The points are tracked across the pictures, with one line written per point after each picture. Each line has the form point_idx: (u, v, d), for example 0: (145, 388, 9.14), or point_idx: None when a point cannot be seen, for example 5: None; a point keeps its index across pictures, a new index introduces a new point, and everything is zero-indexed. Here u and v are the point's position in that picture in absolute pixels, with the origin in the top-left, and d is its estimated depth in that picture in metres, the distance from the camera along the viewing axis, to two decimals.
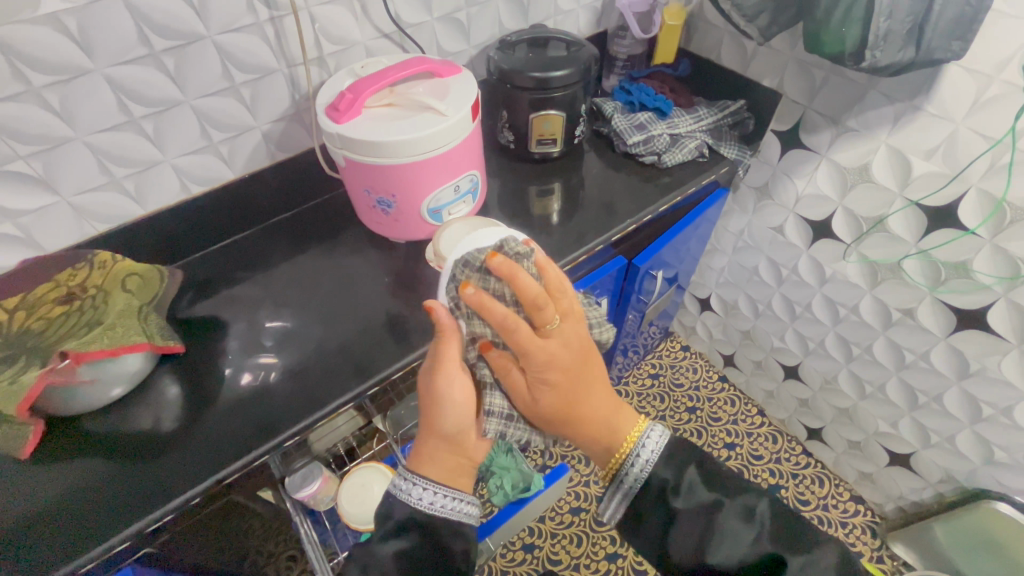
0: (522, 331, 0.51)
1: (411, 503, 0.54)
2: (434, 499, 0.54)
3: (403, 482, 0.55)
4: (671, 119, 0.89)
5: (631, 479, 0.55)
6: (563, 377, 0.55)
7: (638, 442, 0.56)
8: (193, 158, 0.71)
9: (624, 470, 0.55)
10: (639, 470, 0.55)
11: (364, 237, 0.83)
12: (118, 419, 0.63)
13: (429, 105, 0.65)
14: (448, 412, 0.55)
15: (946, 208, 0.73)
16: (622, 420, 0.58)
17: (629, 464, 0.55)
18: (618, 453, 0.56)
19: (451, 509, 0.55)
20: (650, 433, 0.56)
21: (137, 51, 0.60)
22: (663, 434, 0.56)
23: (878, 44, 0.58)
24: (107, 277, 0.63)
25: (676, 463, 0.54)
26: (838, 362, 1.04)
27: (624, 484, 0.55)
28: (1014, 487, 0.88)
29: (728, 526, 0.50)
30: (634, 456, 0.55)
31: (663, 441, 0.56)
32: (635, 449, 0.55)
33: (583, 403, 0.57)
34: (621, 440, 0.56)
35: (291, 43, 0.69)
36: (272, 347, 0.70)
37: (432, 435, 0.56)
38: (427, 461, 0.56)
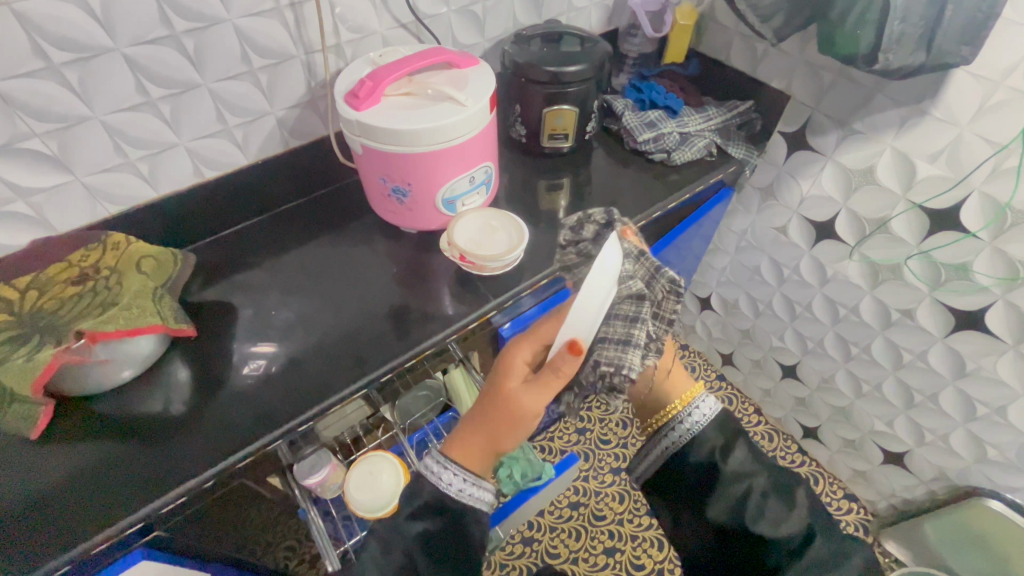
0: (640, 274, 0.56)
1: (435, 482, 0.57)
2: (461, 486, 0.57)
3: (434, 463, 0.58)
4: (681, 118, 0.90)
5: (678, 433, 0.58)
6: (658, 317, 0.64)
7: (689, 405, 0.58)
8: (208, 142, 0.70)
9: (670, 426, 0.58)
10: (684, 430, 0.57)
11: (375, 227, 0.83)
12: (127, 401, 0.63)
13: (448, 95, 0.65)
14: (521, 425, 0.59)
15: (949, 210, 0.75)
16: (679, 382, 0.61)
17: (675, 422, 0.58)
18: (669, 409, 0.59)
19: (470, 497, 0.57)
20: (700, 402, 0.58)
21: (158, 32, 0.59)
22: (713, 406, 0.58)
23: (891, 47, 0.59)
24: (121, 258, 0.62)
25: (724, 432, 0.57)
26: (836, 361, 1.06)
27: (667, 439, 0.58)
28: (1006, 485, 0.90)
29: (767, 503, 0.53)
30: (684, 415, 0.58)
31: (713, 412, 0.58)
32: (686, 410, 0.58)
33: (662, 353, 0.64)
34: (674, 400, 0.60)
35: (309, 30, 0.69)
36: (282, 333, 0.70)
37: (483, 432, 0.59)
38: (463, 447, 0.60)
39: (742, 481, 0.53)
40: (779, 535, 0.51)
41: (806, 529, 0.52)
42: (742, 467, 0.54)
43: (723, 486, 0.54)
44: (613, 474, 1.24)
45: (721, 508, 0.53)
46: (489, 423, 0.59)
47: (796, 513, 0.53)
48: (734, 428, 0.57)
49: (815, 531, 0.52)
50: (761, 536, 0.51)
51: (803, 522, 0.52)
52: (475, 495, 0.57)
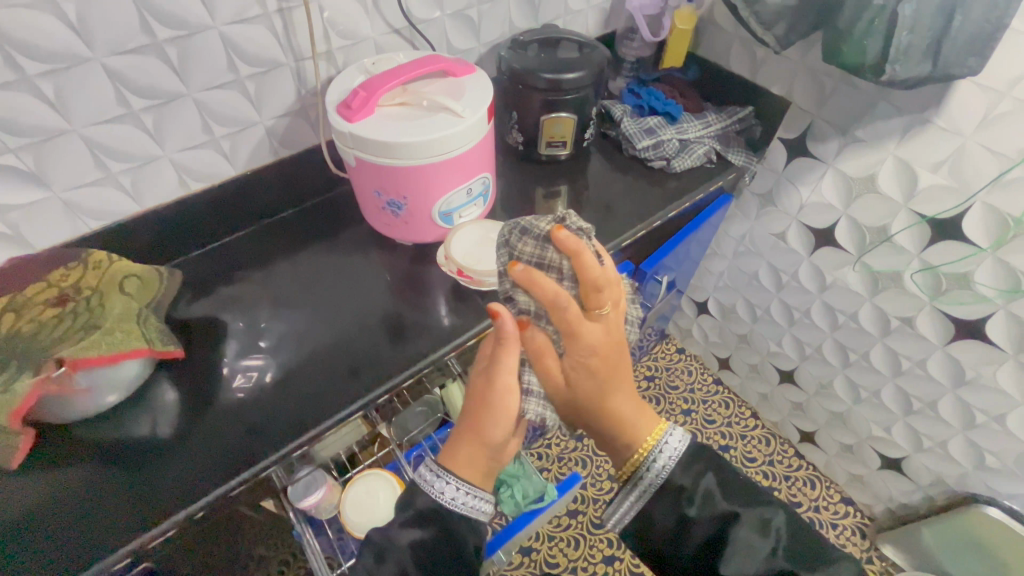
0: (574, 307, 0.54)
1: (429, 491, 0.55)
2: (456, 495, 0.54)
3: (429, 474, 0.56)
4: (681, 124, 0.88)
5: (649, 476, 0.56)
6: (603, 361, 0.56)
7: (660, 441, 0.57)
8: (193, 154, 0.67)
9: (642, 470, 0.56)
10: (658, 470, 0.56)
11: (368, 238, 0.81)
12: (113, 426, 0.60)
13: (444, 106, 0.63)
14: (494, 420, 0.55)
15: (951, 220, 0.74)
16: (646, 420, 0.59)
17: (648, 464, 0.56)
18: (639, 450, 0.57)
19: (471, 509, 0.55)
20: (669, 436, 0.57)
21: (138, 40, 0.56)
22: (682, 436, 0.57)
23: (898, 58, 0.58)
24: (104, 278, 0.60)
25: (691, 472, 0.55)
26: (834, 367, 1.06)
27: (641, 484, 0.56)
28: (1003, 492, 0.90)
29: (740, 537, 0.50)
30: (654, 454, 0.56)
31: (683, 444, 0.57)
32: (656, 447, 0.56)
33: (615, 397, 0.58)
34: (643, 439, 0.58)
35: (299, 36, 0.66)
36: (273, 351, 0.68)
37: (474, 437, 0.55)
38: (459, 456, 0.56)
39: (714, 522, 0.52)
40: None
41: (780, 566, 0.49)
42: (712, 508, 0.53)
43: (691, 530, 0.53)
44: (611, 481, 1.24)
45: (690, 555, 0.52)
46: (472, 422, 0.56)
47: (769, 542, 0.50)
48: (709, 465, 0.56)
49: (792, 567, 0.48)
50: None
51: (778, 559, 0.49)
52: (477, 504, 0.56)
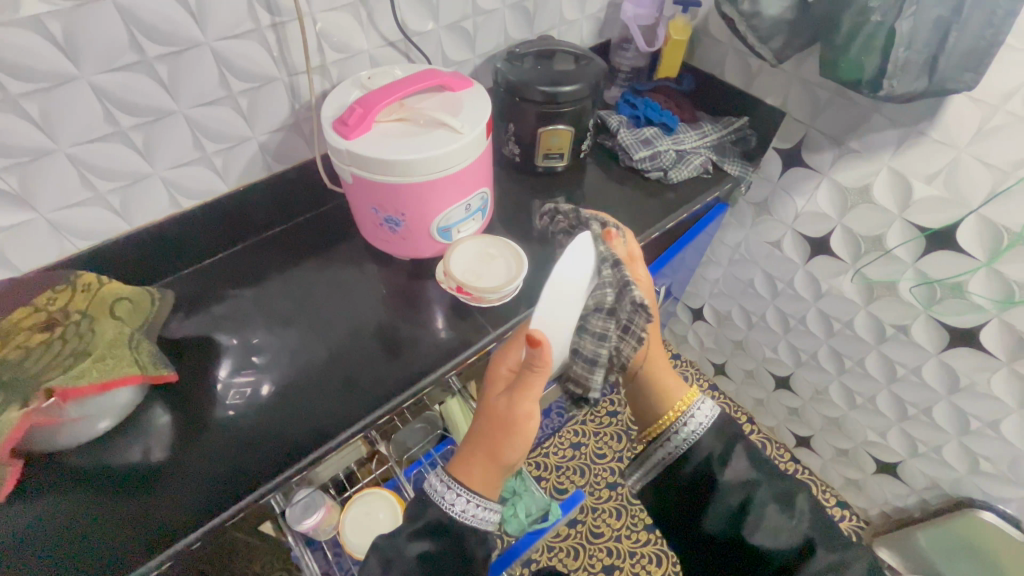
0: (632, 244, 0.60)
1: (440, 501, 0.53)
2: (467, 508, 0.53)
3: (440, 484, 0.54)
4: (677, 135, 0.88)
5: (680, 440, 0.55)
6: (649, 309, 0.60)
7: (690, 408, 0.56)
8: (184, 171, 0.66)
9: (672, 432, 0.56)
10: (684, 437, 0.55)
11: (364, 252, 0.79)
12: (103, 454, 0.59)
13: (442, 122, 0.62)
14: (511, 435, 0.54)
15: (945, 230, 0.75)
16: (677, 384, 0.59)
17: (675, 429, 0.55)
18: (671, 413, 0.56)
19: (481, 520, 0.54)
20: (700, 406, 0.56)
21: (127, 58, 0.55)
22: (712, 409, 0.56)
23: (896, 74, 0.58)
24: (93, 301, 0.58)
25: (723, 438, 0.55)
26: (829, 373, 1.07)
27: (670, 444, 0.56)
28: (997, 495, 0.92)
29: (766, 512, 0.51)
30: (683, 420, 0.55)
31: (712, 414, 0.56)
32: (688, 413, 0.56)
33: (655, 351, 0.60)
34: (674, 402, 0.57)
35: (292, 50, 0.65)
36: (269, 371, 0.66)
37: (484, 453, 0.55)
38: (469, 467, 0.55)
39: (744, 492, 0.52)
40: (776, 549, 0.50)
41: (806, 536, 0.50)
42: (743, 475, 0.53)
43: (721, 495, 0.53)
44: (610, 490, 1.23)
45: (717, 520, 0.53)
46: (489, 438, 0.55)
47: (797, 521, 0.51)
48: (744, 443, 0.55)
49: (815, 538, 0.50)
50: (760, 546, 0.50)
51: (804, 532, 0.50)
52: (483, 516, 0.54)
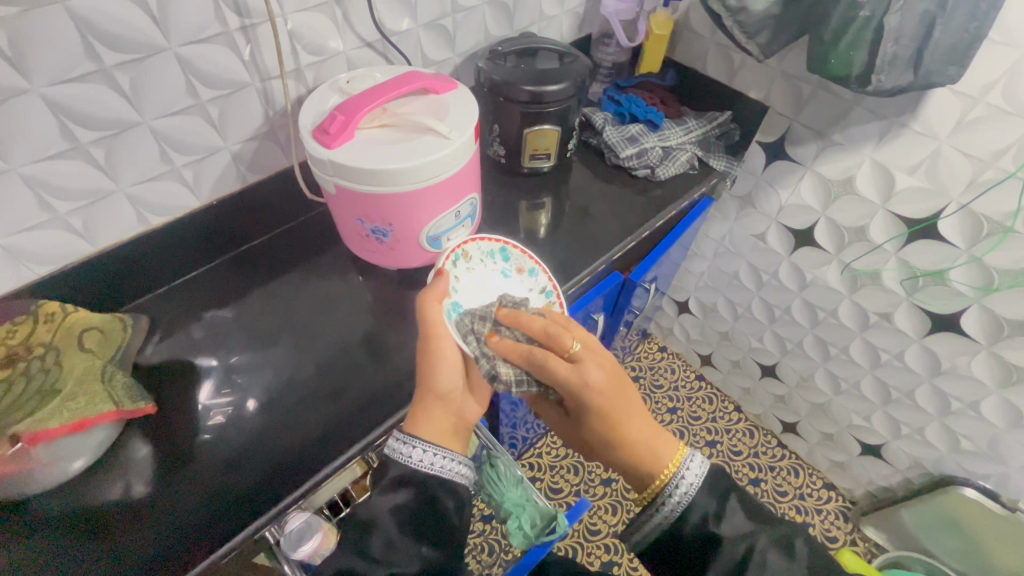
0: (552, 362, 0.52)
1: (407, 463, 0.53)
2: (424, 458, 0.53)
3: (399, 445, 0.53)
4: (663, 131, 0.87)
5: (669, 507, 0.51)
6: (612, 409, 0.53)
7: (679, 468, 0.53)
8: (151, 185, 0.62)
9: (660, 497, 0.52)
10: (674, 502, 0.51)
11: (349, 263, 0.76)
12: (79, 494, 0.55)
13: (429, 127, 0.60)
14: (442, 370, 0.54)
15: (926, 219, 0.76)
16: (665, 443, 0.55)
17: (667, 493, 0.51)
18: (659, 476, 0.53)
19: (440, 468, 0.53)
20: (690, 463, 0.53)
21: (83, 67, 0.51)
22: (703, 464, 0.53)
23: (883, 68, 0.59)
24: (58, 331, 0.55)
25: (715, 494, 0.51)
26: (815, 361, 1.09)
27: (660, 510, 0.52)
28: (977, 472, 0.95)
29: (768, 559, 0.47)
30: (671, 486, 0.52)
31: (704, 472, 0.52)
32: (676, 475, 0.52)
33: (624, 428, 0.55)
34: (663, 465, 0.53)
35: (264, 54, 0.61)
36: (254, 394, 0.63)
37: (427, 392, 0.54)
38: (422, 414, 0.54)
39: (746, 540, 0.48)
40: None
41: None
42: (740, 525, 0.49)
43: (722, 549, 0.48)
44: (604, 486, 1.23)
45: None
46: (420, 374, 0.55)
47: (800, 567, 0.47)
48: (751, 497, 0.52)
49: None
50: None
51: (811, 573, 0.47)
52: (455, 467, 0.54)
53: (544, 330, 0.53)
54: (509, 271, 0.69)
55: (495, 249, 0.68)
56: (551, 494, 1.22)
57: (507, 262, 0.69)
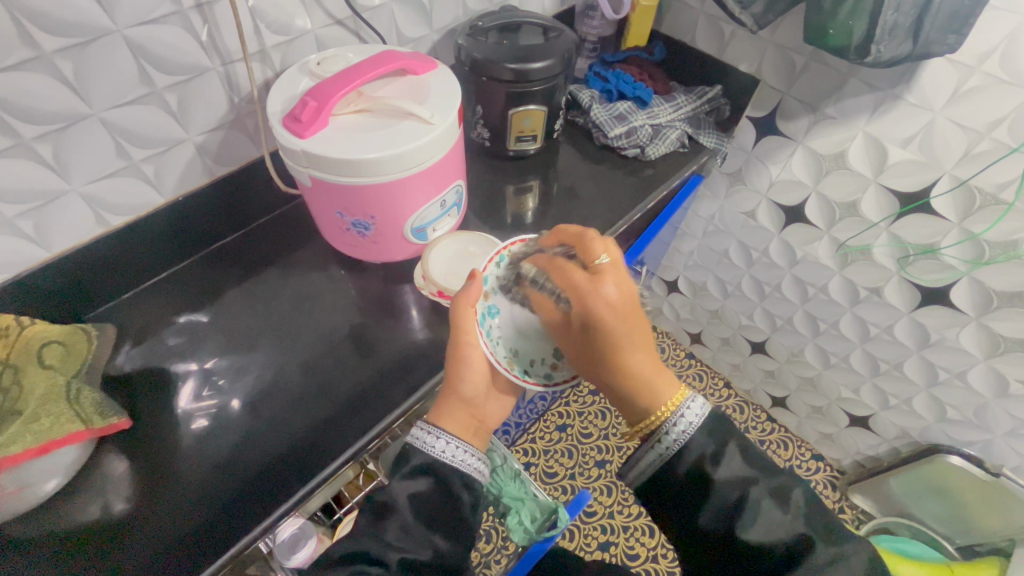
0: (570, 270, 0.53)
1: (429, 453, 0.51)
2: (449, 449, 0.51)
3: (423, 434, 0.52)
4: (652, 108, 0.84)
5: (663, 443, 0.49)
6: (617, 328, 0.51)
7: (679, 408, 0.49)
8: (108, 183, 0.57)
9: (657, 433, 0.49)
10: (669, 441, 0.48)
11: (329, 256, 0.72)
12: (54, 517, 0.51)
13: (409, 111, 0.56)
14: (468, 376, 0.53)
15: (919, 192, 0.75)
16: (664, 386, 0.52)
17: (663, 431, 0.49)
18: (656, 414, 0.50)
19: (462, 463, 0.51)
20: (690, 404, 0.49)
21: (19, 54, 0.46)
22: (705, 405, 0.49)
23: (883, 38, 0.56)
24: (16, 348, 0.52)
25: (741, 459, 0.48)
26: (805, 337, 1.09)
27: (655, 445, 0.49)
28: (962, 439, 0.97)
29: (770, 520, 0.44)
30: (668, 424, 0.49)
31: (704, 415, 0.49)
32: (673, 415, 0.49)
33: (630, 353, 0.52)
34: (661, 403, 0.50)
35: (224, 35, 0.56)
36: (234, 401, 0.59)
37: (451, 394, 0.54)
38: (446, 413, 0.53)
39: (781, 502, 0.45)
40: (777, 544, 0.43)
41: (802, 533, 0.43)
42: (737, 470, 0.46)
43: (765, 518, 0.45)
44: (599, 468, 1.24)
45: (710, 520, 0.46)
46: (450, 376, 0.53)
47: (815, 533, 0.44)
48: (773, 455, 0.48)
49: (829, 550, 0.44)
50: (755, 544, 0.44)
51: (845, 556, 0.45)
52: (476, 464, 0.52)
53: (579, 240, 0.55)
54: None
55: None
56: (547, 478, 1.22)
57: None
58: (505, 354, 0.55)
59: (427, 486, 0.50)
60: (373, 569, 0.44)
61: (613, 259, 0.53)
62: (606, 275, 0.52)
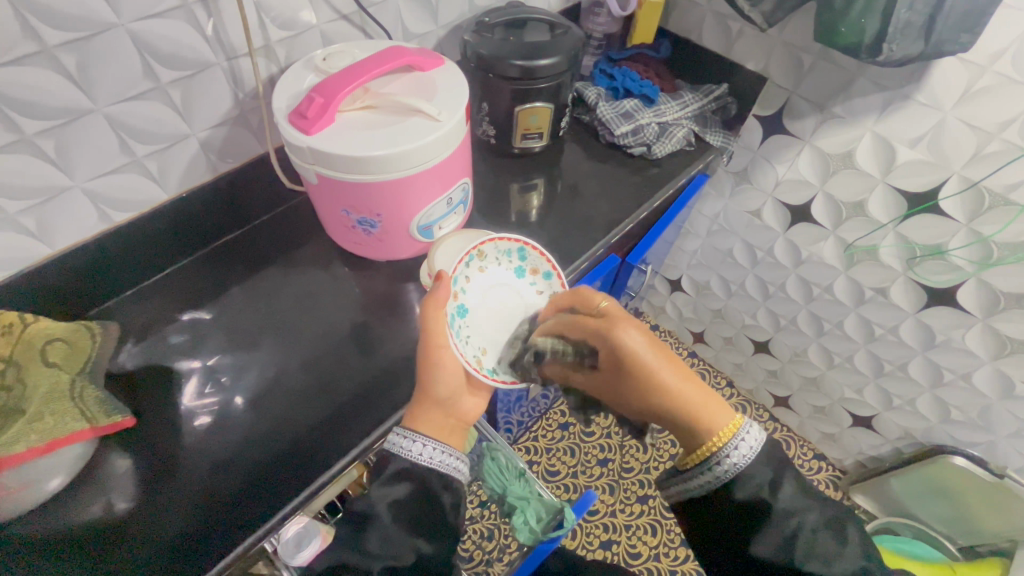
0: (581, 322, 0.53)
1: (408, 458, 0.50)
2: (427, 452, 0.50)
3: (401, 440, 0.50)
4: (658, 106, 0.84)
5: (720, 468, 0.47)
6: (648, 361, 0.50)
7: (735, 433, 0.47)
8: (111, 179, 0.57)
9: (715, 461, 0.47)
10: (723, 468, 0.47)
11: (333, 254, 0.72)
12: (56, 516, 0.51)
13: (416, 108, 0.55)
14: (442, 377, 0.52)
15: (927, 192, 0.75)
16: (718, 407, 0.49)
17: (719, 458, 0.47)
18: (713, 439, 0.48)
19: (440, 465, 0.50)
20: (745, 429, 0.47)
21: (23, 48, 0.45)
22: (760, 432, 0.48)
23: (896, 37, 0.56)
24: (19, 345, 0.51)
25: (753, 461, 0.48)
26: (808, 336, 1.09)
27: (710, 471, 0.47)
28: (966, 441, 0.97)
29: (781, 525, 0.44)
30: (724, 451, 0.47)
31: (761, 440, 0.47)
32: (730, 441, 0.47)
33: (673, 382, 0.50)
34: (715, 428, 0.48)
35: (229, 30, 0.55)
36: (238, 401, 0.58)
37: (425, 396, 0.52)
38: (423, 415, 0.51)
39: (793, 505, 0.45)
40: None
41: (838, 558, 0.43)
42: (793, 497, 0.45)
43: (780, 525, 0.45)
44: (601, 466, 1.23)
45: (767, 549, 0.45)
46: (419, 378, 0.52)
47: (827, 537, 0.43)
48: (780, 457, 0.48)
49: (836, 552, 0.43)
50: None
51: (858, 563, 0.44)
52: (456, 464, 0.52)
53: (580, 294, 0.55)
54: (522, 271, 0.64)
55: (512, 247, 0.62)
56: (549, 477, 1.22)
57: (523, 262, 0.63)
58: (473, 353, 0.56)
59: (433, 487, 0.49)
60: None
61: (616, 301, 0.54)
62: (615, 313, 0.52)
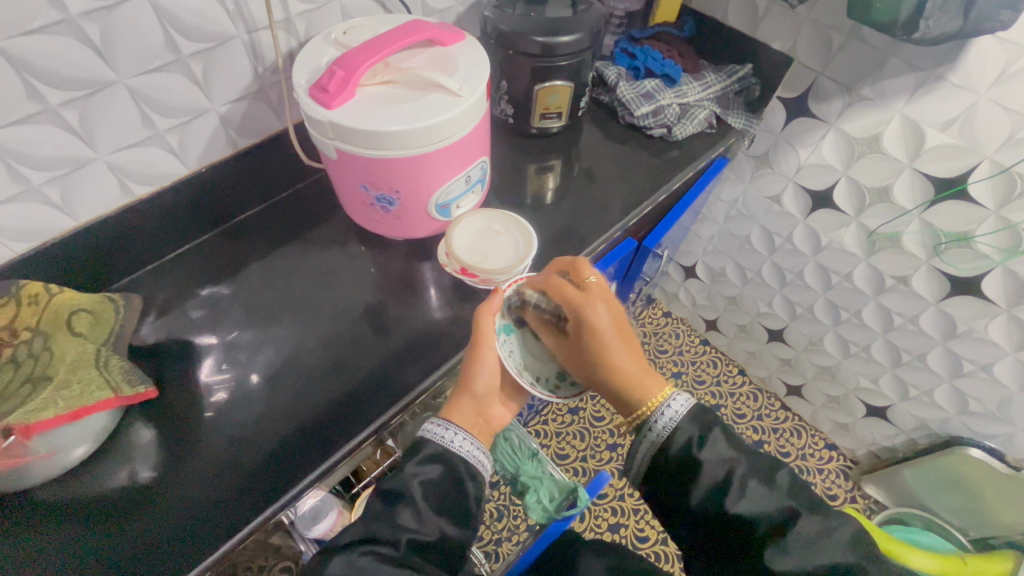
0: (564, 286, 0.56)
1: (446, 445, 0.51)
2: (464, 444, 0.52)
3: (436, 428, 0.52)
4: (680, 87, 0.82)
5: (653, 431, 0.50)
6: (606, 334, 0.54)
7: (663, 403, 0.51)
8: (133, 153, 0.57)
9: (647, 424, 0.51)
10: (658, 431, 0.50)
11: (349, 232, 0.72)
12: (82, 483, 0.52)
13: (437, 83, 0.54)
14: (483, 375, 0.54)
15: (956, 178, 0.73)
16: (654, 380, 0.54)
17: (650, 422, 0.50)
18: (643, 406, 0.52)
19: (469, 454, 0.52)
20: (674, 399, 0.51)
21: (48, 16, 0.45)
22: (688, 398, 0.51)
23: (934, 13, 0.53)
24: (45, 316, 0.52)
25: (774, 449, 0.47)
26: (825, 325, 1.07)
27: (645, 437, 0.50)
28: (983, 432, 0.97)
29: (794, 509, 0.43)
30: (654, 416, 0.50)
31: (688, 405, 0.50)
32: (658, 409, 0.51)
33: (622, 356, 0.54)
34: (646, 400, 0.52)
35: (250, 3, 0.55)
36: (257, 375, 0.59)
37: (464, 391, 0.54)
38: (458, 410, 0.54)
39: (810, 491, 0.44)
40: (770, 512, 0.43)
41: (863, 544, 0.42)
42: (721, 452, 0.46)
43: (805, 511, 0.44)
44: (611, 451, 1.24)
45: (699, 498, 0.46)
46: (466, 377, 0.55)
47: (845, 523, 0.43)
48: None
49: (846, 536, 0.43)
50: (742, 518, 0.44)
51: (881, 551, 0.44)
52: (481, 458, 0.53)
53: (570, 264, 0.59)
54: None
55: None
56: (559, 459, 1.22)
57: None
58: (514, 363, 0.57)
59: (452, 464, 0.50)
60: (382, 547, 0.44)
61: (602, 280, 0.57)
62: (598, 288, 0.56)
